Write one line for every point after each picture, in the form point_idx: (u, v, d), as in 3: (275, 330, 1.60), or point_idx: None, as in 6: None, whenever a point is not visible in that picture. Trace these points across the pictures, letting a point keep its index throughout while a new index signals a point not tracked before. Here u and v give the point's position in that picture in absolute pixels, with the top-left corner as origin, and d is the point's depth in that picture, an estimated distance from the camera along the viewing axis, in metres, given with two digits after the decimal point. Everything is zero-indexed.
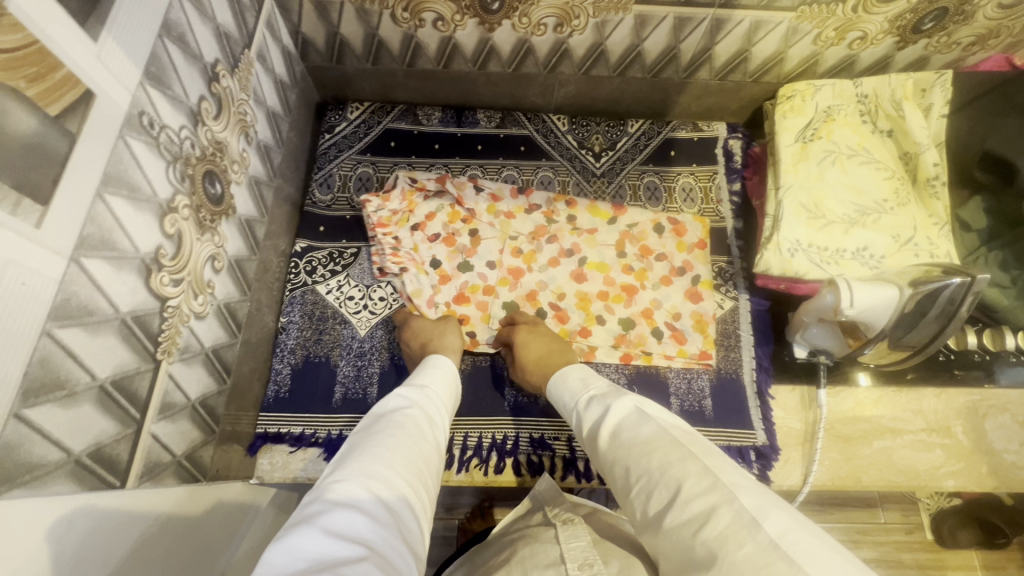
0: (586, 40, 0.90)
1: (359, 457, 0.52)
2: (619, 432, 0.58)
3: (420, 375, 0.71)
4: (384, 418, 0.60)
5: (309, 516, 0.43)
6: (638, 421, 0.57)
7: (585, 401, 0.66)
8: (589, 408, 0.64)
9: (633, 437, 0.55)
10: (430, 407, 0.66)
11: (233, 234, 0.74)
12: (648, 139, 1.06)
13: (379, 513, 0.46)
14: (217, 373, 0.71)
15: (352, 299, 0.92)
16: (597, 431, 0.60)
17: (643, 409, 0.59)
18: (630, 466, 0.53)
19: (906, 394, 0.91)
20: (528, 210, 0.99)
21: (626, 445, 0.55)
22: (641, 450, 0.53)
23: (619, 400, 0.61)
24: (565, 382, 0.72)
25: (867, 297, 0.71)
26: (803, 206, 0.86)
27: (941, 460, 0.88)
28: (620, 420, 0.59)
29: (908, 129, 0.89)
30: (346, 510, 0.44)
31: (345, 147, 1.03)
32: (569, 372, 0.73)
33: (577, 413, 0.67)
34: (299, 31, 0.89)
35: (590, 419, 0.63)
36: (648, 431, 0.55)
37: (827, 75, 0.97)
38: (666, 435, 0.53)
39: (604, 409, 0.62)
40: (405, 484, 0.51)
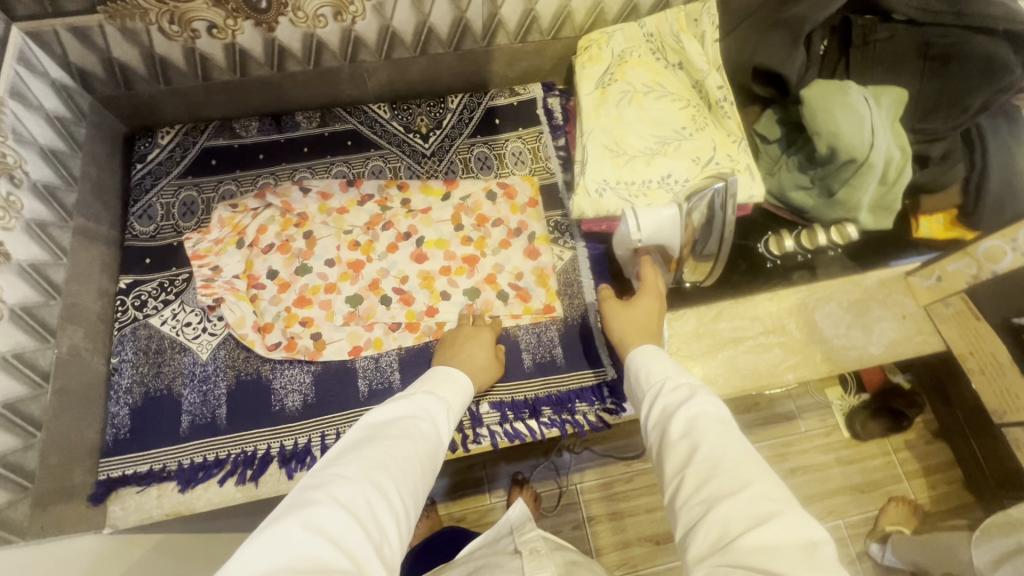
0: (372, 24, 0.90)
1: (369, 461, 0.54)
2: (696, 420, 0.58)
3: (437, 379, 0.72)
4: (400, 422, 0.61)
5: (307, 510, 0.47)
6: (720, 421, 0.57)
7: (667, 381, 0.65)
8: (671, 390, 0.64)
9: (711, 429, 0.56)
10: (443, 413, 0.67)
11: (13, 283, 0.70)
12: (471, 112, 1.08)
13: (367, 521, 0.49)
14: (18, 429, 0.67)
15: (189, 325, 0.89)
16: (670, 415, 0.60)
17: (721, 412, 0.59)
18: (702, 449, 0.54)
19: (742, 303, 0.97)
20: (360, 203, 1.00)
21: (701, 433, 0.56)
22: (717, 443, 0.54)
23: (708, 393, 0.61)
24: (653, 359, 0.70)
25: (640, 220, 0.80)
26: (605, 147, 0.90)
27: (780, 357, 0.94)
28: (702, 408, 0.59)
29: (691, 58, 0.94)
30: (338, 510, 0.48)
31: (162, 174, 0.99)
32: (657, 352, 0.72)
33: (653, 390, 0.66)
34: (71, 63, 0.85)
35: (671, 399, 0.62)
36: (727, 433, 0.55)
37: (617, 22, 1.02)
38: (745, 446, 0.54)
39: (692, 394, 0.61)
40: (399, 491, 0.54)
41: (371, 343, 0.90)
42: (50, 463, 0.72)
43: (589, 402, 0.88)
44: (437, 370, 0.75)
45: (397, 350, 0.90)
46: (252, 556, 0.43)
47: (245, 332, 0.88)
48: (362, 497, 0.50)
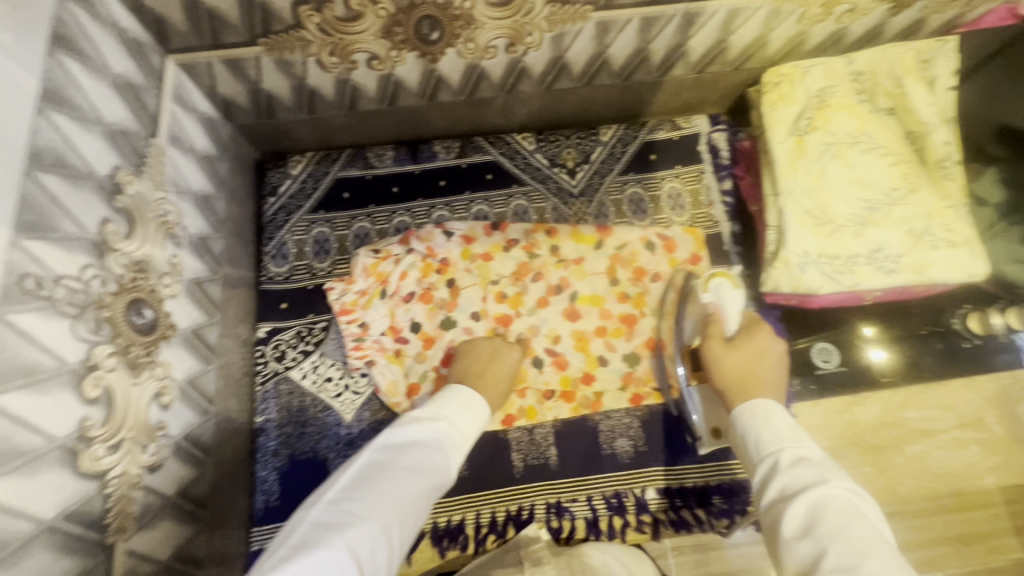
0: (544, 55, 0.79)
1: (374, 506, 0.52)
2: (823, 510, 0.49)
3: (450, 399, 0.68)
4: (413, 452, 0.59)
5: (308, 559, 0.45)
6: (852, 517, 0.48)
7: (782, 452, 0.56)
8: (792, 466, 0.54)
9: (839, 530, 0.47)
10: (460, 443, 0.65)
11: (179, 355, 0.65)
12: (625, 146, 0.96)
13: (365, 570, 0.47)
14: (190, 515, 0.63)
15: (331, 381, 0.84)
16: (792, 498, 0.51)
17: (856, 505, 0.50)
18: (831, 553, 0.46)
19: (933, 389, 0.86)
20: (505, 248, 0.90)
21: (829, 534, 0.47)
22: (851, 545, 0.46)
23: (836, 478, 0.52)
24: (767, 422, 0.60)
25: (728, 310, 0.77)
26: (806, 212, 0.78)
27: (978, 457, 0.83)
28: (828, 497, 0.50)
29: (912, 106, 0.80)
30: (338, 560, 0.46)
31: (294, 208, 0.92)
32: (772, 413, 0.61)
33: (766, 461, 0.57)
34: (217, 93, 0.77)
35: (787, 477, 0.53)
36: (863, 532, 0.46)
37: (815, 53, 0.87)
38: (885, 551, 0.45)
39: (817, 477, 0.52)
40: (401, 531, 0.53)
41: (524, 413, 0.83)
42: (212, 540, 0.68)
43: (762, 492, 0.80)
44: (452, 387, 0.71)
45: (552, 422, 0.83)
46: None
47: (396, 395, 0.83)
48: (367, 542, 0.49)
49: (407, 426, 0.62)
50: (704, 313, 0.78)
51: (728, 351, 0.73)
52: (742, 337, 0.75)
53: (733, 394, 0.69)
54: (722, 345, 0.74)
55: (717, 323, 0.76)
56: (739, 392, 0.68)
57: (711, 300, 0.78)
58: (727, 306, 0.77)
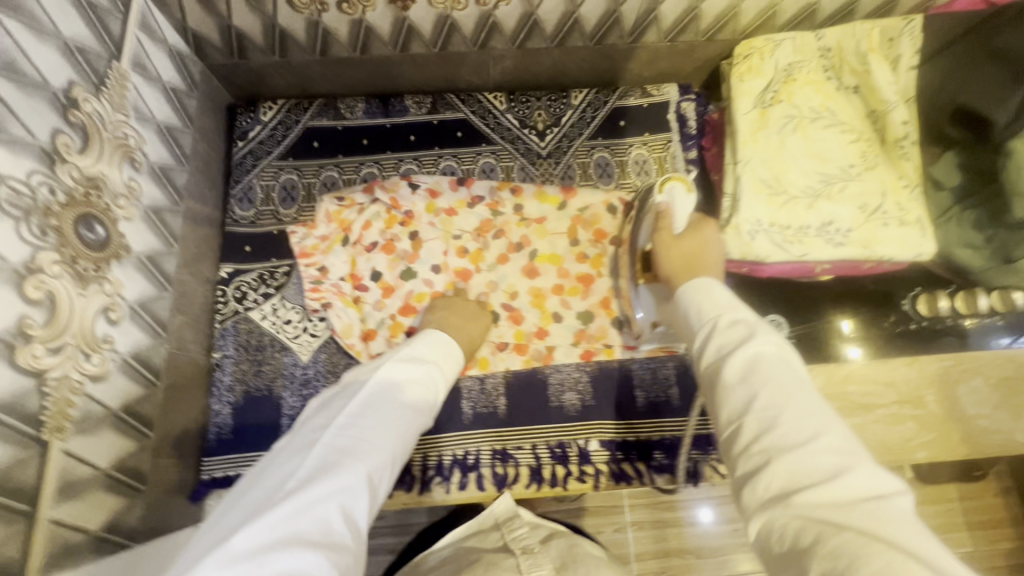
0: (515, 10, 0.80)
1: (386, 437, 0.53)
2: (754, 362, 0.46)
3: (442, 342, 0.70)
4: (412, 392, 0.60)
5: (331, 484, 0.46)
6: (782, 367, 0.46)
7: (721, 317, 0.53)
8: (729, 327, 0.51)
9: (769, 377, 0.45)
10: (446, 382, 0.67)
11: (132, 276, 0.66)
12: (595, 111, 0.97)
13: (373, 497, 0.50)
14: (135, 431, 0.65)
15: (290, 322, 0.85)
16: (726, 352, 0.48)
17: (787, 356, 0.47)
18: (760, 399, 0.44)
19: (876, 366, 0.88)
20: (470, 204, 0.91)
21: (760, 381, 0.45)
22: (778, 394, 0.43)
23: (767, 332, 0.49)
24: (706, 296, 0.56)
25: (679, 210, 0.74)
26: (762, 181, 0.80)
27: (913, 433, 0.85)
28: (761, 352, 0.47)
29: (874, 85, 0.81)
30: (361, 485, 0.48)
31: (263, 154, 0.93)
32: (711, 286, 0.57)
33: (706, 325, 0.53)
34: (188, 28, 0.78)
35: (723, 338, 0.50)
36: (790, 380, 0.45)
37: (786, 29, 0.88)
38: (810, 395, 0.44)
39: (749, 333, 0.49)
40: (401, 462, 0.56)
41: (478, 363, 0.85)
42: (157, 461, 0.70)
43: (703, 451, 0.82)
44: (442, 332, 0.72)
45: (503, 373, 0.85)
46: (284, 521, 0.42)
47: (352, 340, 0.84)
48: (377, 472, 0.51)
49: (405, 364, 0.63)
50: (654, 212, 0.75)
51: (676, 241, 0.70)
52: (689, 232, 0.71)
53: (677, 278, 0.66)
54: (669, 240, 0.70)
55: (666, 219, 0.72)
56: (682, 275, 0.65)
57: (664, 200, 0.74)
58: (677, 207, 0.73)
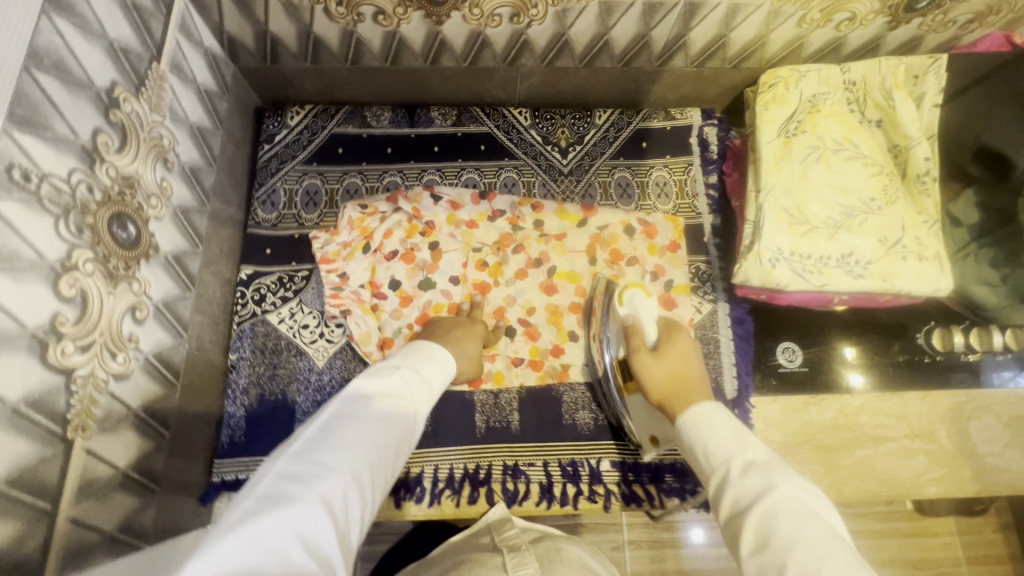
0: (547, 30, 0.81)
1: (348, 451, 0.48)
2: (773, 518, 0.46)
3: (421, 353, 0.68)
4: (382, 403, 0.56)
5: (285, 510, 0.40)
6: (804, 515, 0.45)
7: (731, 460, 0.53)
8: (742, 475, 0.51)
9: (794, 532, 0.44)
10: (424, 392, 0.64)
11: (158, 276, 0.66)
12: (617, 131, 0.98)
13: (340, 519, 0.44)
14: (152, 431, 0.65)
15: (307, 327, 0.86)
16: (744, 509, 0.48)
17: (808, 504, 0.47)
18: (791, 561, 0.42)
19: (888, 399, 0.88)
20: (491, 218, 0.91)
21: (780, 536, 0.44)
22: (806, 548, 0.42)
23: (784, 478, 0.49)
24: (710, 426, 0.57)
25: (644, 319, 0.77)
26: (784, 211, 0.80)
27: (924, 467, 0.85)
28: (779, 500, 0.47)
29: (898, 120, 0.82)
30: (317, 510, 0.42)
31: (287, 157, 0.94)
32: (712, 414, 0.58)
33: (716, 470, 0.54)
34: (223, 31, 0.79)
35: (739, 490, 0.50)
36: (815, 531, 0.44)
37: (812, 60, 0.90)
38: (834, 539, 0.43)
39: (767, 483, 0.49)
40: (373, 481, 0.50)
41: (492, 376, 0.85)
42: (172, 461, 0.70)
43: None
44: (422, 345, 0.71)
45: (518, 388, 0.85)
46: (230, 554, 0.36)
47: (368, 347, 0.84)
48: (342, 491, 0.45)
49: (371, 381, 0.59)
50: (622, 324, 0.77)
51: (657, 360, 0.71)
52: (664, 344, 0.73)
53: (671, 400, 0.66)
54: (650, 357, 0.71)
55: (638, 334, 0.74)
56: (671, 402, 0.65)
57: (627, 312, 0.78)
58: (643, 316, 0.77)
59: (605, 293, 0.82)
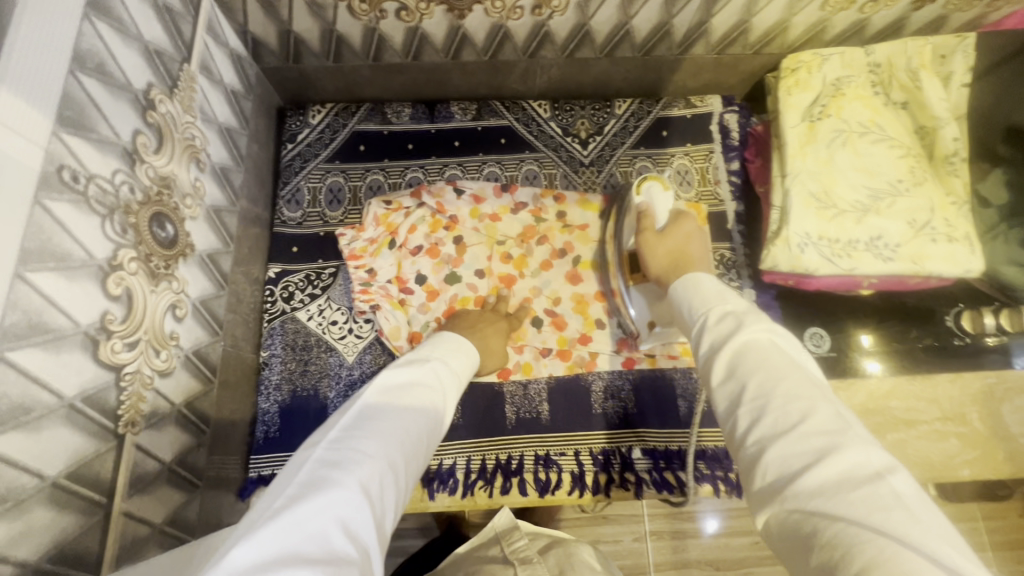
0: (568, 20, 0.81)
1: (385, 438, 0.48)
2: (745, 351, 0.46)
3: (447, 345, 0.68)
4: (413, 393, 0.56)
5: (327, 495, 0.40)
6: (772, 351, 0.45)
7: (710, 312, 0.53)
8: (719, 322, 0.51)
9: (759, 363, 0.45)
10: (451, 383, 0.63)
11: (195, 275, 0.68)
12: (638, 121, 0.98)
13: (377, 506, 0.43)
14: (194, 427, 0.66)
15: (336, 323, 0.86)
16: (717, 348, 0.48)
17: (779, 344, 0.47)
18: (749, 386, 0.43)
19: (919, 382, 0.88)
20: (513, 210, 0.92)
21: (747, 370, 0.45)
22: (767, 379, 0.43)
23: (756, 320, 0.49)
24: (697, 289, 0.57)
25: (657, 209, 0.76)
26: (811, 195, 0.80)
27: (956, 450, 0.84)
28: (751, 340, 0.47)
29: (925, 101, 0.81)
30: (357, 496, 0.41)
31: (311, 156, 0.95)
32: (702, 280, 0.58)
33: (698, 322, 0.54)
34: (248, 32, 0.80)
35: (716, 333, 0.50)
36: (780, 361, 0.44)
37: (834, 43, 0.89)
38: (799, 371, 0.43)
39: (738, 324, 0.49)
40: (407, 470, 0.49)
41: (520, 368, 0.86)
42: (212, 456, 0.71)
43: None
44: (448, 336, 0.70)
45: (547, 379, 0.85)
46: (270, 539, 0.36)
47: (398, 341, 0.85)
48: (379, 478, 0.45)
49: (402, 370, 0.59)
50: (636, 213, 0.77)
51: (661, 238, 0.72)
52: (672, 226, 0.73)
53: (669, 273, 0.68)
54: (655, 235, 0.73)
55: (650, 217, 0.75)
56: (672, 270, 0.68)
57: (643, 201, 0.77)
58: (658, 204, 0.76)
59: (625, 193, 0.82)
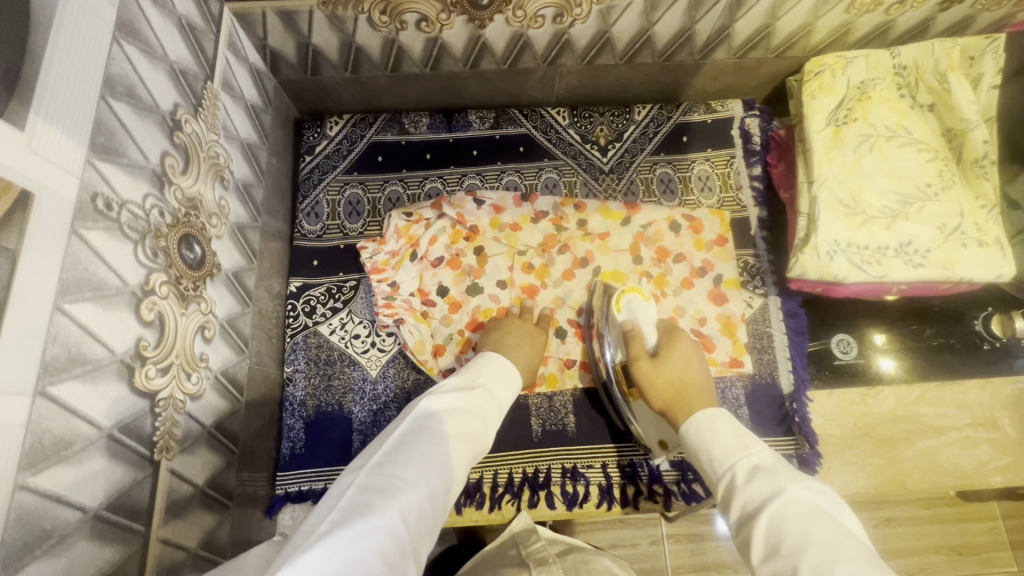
0: (590, 28, 0.80)
1: (424, 466, 0.50)
2: (783, 518, 0.48)
3: (491, 366, 0.70)
4: (454, 421, 0.58)
5: (369, 519, 0.42)
6: (815, 515, 0.47)
7: (737, 466, 0.55)
8: (749, 480, 0.53)
9: (805, 533, 0.46)
10: (495, 408, 0.65)
11: (222, 294, 0.67)
12: (657, 126, 0.97)
13: (415, 532, 0.45)
14: (224, 448, 0.66)
15: (358, 337, 0.86)
16: (754, 514, 0.50)
17: (819, 505, 0.49)
18: (803, 563, 0.44)
19: (948, 388, 0.87)
20: (534, 220, 0.91)
21: (796, 543, 0.46)
22: (825, 551, 0.44)
23: (794, 479, 0.51)
24: (713, 434, 0.60)
25: (642, 322, 0.80)
26: (839, 201, 0.79)
27: (988, 456, 0.83)
28: (788, 502, 0.49)
29: (953, 103, 0.80)
30: (397, 523, 0.43)
31: (329, 168, 0.94)
32: (715, 422, 0.61)
33: (725, 478, 0.56)
34: (267, 46, 0.79)
35: (747, 494, 0.52)
36: (827, 530, 0.46)
37: (858, 45, 0.88)
38: (852, 542, 0.44)
39: (775, 487, 0.51)
40: (444, 496, 0.51)
41: (545, 380, 0.85)
42: (241, 475, 0.71)
43: None
44: (488, 356, 0.72)
45: (572, 390, 0.85)
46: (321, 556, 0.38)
47: (422, 356, 0.84)
48: (418, 506, 0.47)
49: (441, 397, 0.60)
50: (621, 331, 0.79)
51: (658, 368, 0.73)
52: (664, 350, 0.76)
53: (674, 409, 0.69)
54: (650, 363, 0.74)
55: (639, 338, 0.77)
56: (676, 407, 0.69)
57: (626, 318, 0.80)
58: (641, 318, 0.80)
59: (604, 296, 0.84)
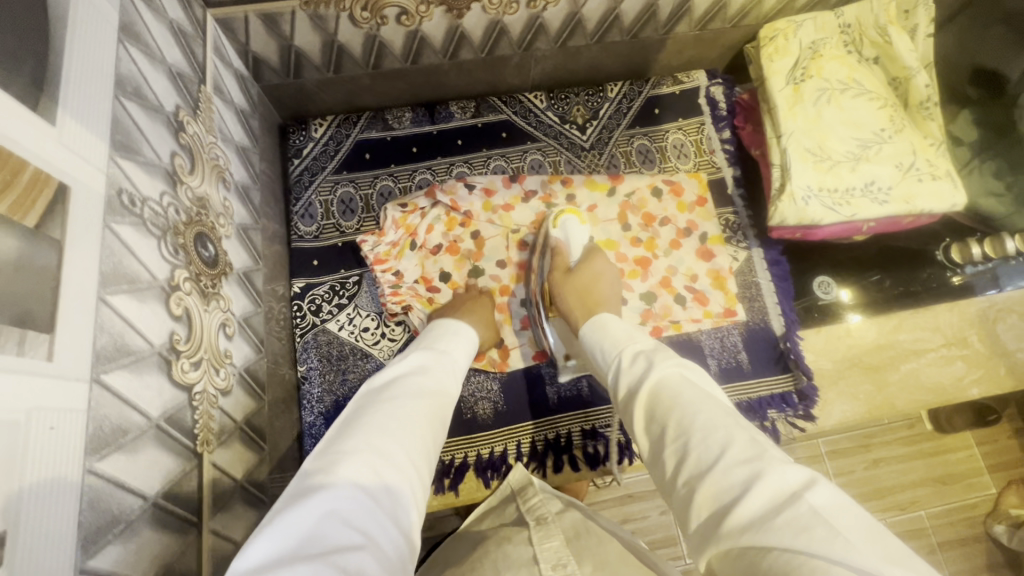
0: (561, 11, 0.84)
1: (374, 428, 0.47)
2: (659, 392, 0.52)
3: (436, 334, 0.68)
4: (399, 384, 0.55)
5: (315, 497, 0.39)
6: (682, 387, 0.51)
7: (623, 353, 0.61)
8: (632, 362, 0.58)
9: (674, 399, 0.50)
10: (449, 367, 0.62)
11: (237, 293, 0.68)
12: (630, 102, 1.02)
13: (380, 494, 0.42)
14: (254, 444, 0.66)
15: (367, 330, 0.87)
16: (635, 391, 0.54)
17: (688, 377, 0.53)
18: (672, 423, 0.48)
19: (920, 313, 0.93)
20: (524, 199, 0.93)
21: (665, 409, 0.50)
22: (684, 416, 0.48)
23: (664, 359, 0.55)
24: (606, 330, 0.67)
25: (572, 241, 0.87)
26: (807, 150, 0.86)
27: (963, 371, 0.90)
28: (662, 379, 0.53)
29: (895, 53, 0.88)
30: (349, 491, 0.40)
31: (318, 169, 0.95)
32: (608, 322, 0.68)
33: (613, 365, 0.61)
34: (249, 51, 0.80)
35: (630, 375, 0.57)
36: (692, 395, 0.50)
37: (804, 10, 0.95)
38: (711, 403, 0.48)
39: (648, 366, 0.56)
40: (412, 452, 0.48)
41: None
42: (272, 472, 0.71)
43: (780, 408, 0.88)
44: (438, 326, 0.71)
45: None
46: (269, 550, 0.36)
47: None
48: (372, 467, 0.43)
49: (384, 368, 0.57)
50: (552, 248, 0.87)
51: (572, 277, 0.81)
52: (583, 263, 0.83)
53: (580, 310, 0.76)
54: (565, 274, 0.82)
55: (561, 254, 0.85)
56: (584, 310, 0.75)
57: (559, 235, 0.87)
58: (572, 238, 0.87)
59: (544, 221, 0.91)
